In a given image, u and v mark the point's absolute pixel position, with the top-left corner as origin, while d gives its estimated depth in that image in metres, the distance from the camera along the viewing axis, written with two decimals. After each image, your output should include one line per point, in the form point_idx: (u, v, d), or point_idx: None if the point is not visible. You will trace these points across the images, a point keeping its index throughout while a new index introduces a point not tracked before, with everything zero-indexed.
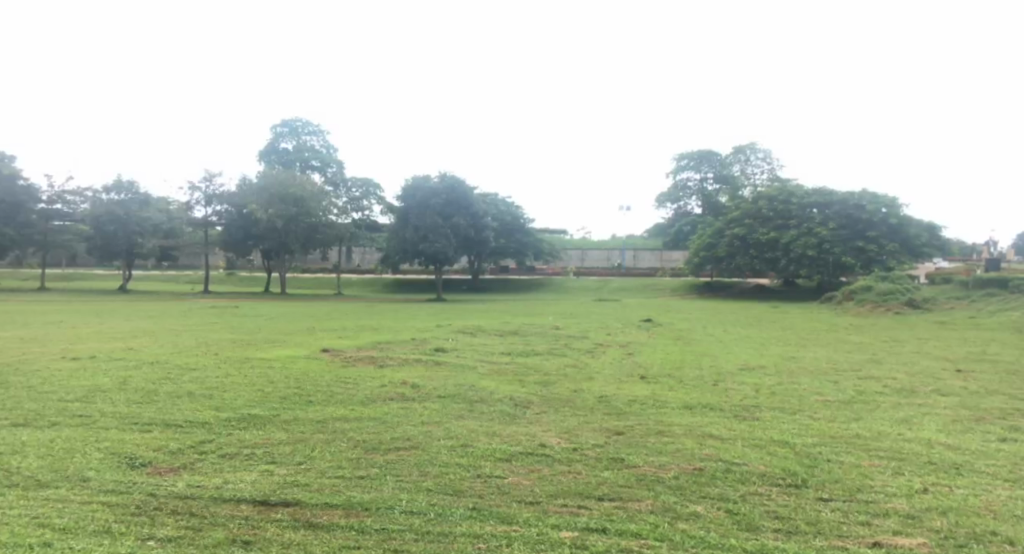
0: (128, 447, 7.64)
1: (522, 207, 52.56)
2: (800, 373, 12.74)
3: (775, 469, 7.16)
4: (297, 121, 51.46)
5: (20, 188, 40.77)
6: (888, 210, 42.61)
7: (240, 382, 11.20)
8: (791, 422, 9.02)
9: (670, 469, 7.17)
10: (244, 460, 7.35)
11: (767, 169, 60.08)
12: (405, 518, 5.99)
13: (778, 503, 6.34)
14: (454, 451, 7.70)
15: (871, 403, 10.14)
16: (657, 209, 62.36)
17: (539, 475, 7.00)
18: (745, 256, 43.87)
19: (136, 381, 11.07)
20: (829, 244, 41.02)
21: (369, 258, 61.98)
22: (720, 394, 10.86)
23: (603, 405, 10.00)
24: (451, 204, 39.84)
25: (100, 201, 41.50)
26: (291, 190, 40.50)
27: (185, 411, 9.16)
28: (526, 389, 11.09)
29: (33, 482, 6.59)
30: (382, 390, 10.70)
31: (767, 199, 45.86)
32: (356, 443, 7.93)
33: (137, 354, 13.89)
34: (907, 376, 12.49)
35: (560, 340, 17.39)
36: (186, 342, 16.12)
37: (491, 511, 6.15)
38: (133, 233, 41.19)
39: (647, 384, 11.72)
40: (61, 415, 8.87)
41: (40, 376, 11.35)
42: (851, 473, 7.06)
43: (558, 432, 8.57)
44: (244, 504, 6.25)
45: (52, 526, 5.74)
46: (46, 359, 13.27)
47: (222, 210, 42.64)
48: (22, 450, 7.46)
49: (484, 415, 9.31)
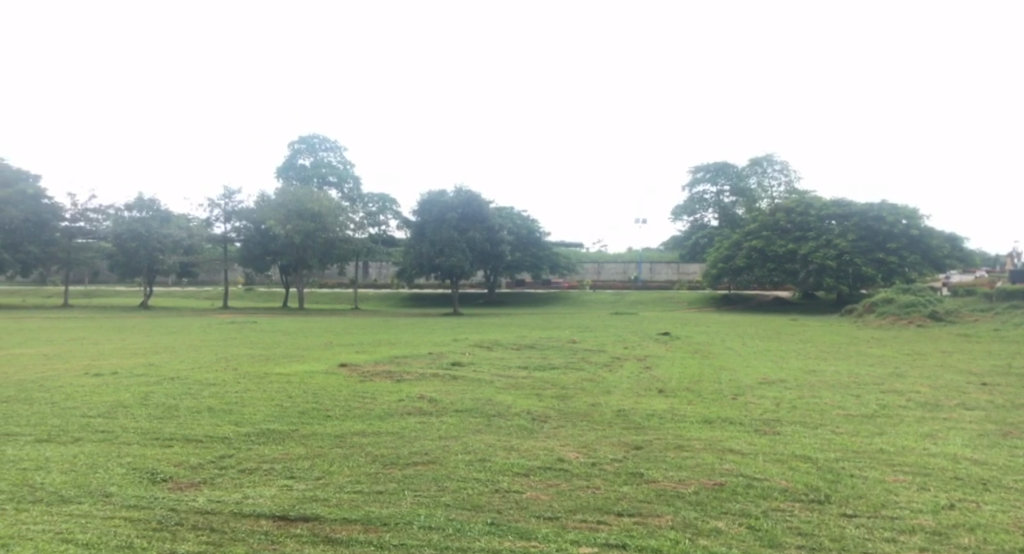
0: (150, 462, 7.70)
1: (536, 222, 52.64)
2: (821, 386, 12.61)
3: (798, 484, 7.08)
4: (316, 138, 51.97)
5: (46, 206, 41.52)
6: (908, 221, 42.24)
7: (259, 397, 11.21)
8: (813, 436, 8.94)
9: (690, 484, 7.12)
10: (264, 475, 7.37)
11: (784, 181, 59.46)
12: (424, 534, 5.97)
13: (801, 519, 6.28)
14: (472, 465, 7.68)
15: (895, 418, 10.02)
16: (673, 222, 62.23)
17: (557, 490, 6.96)
18: (763, 268, 43.41)
19: (156, 396, 11.13)
20: (849, 255, 40.86)
21: (386, 271, 62.61)
22: (738, 408, 10.76)
23: (621, 419, 9.94)
24: (467, 218, 40.00)
25: (123, 218, 42.00)
26: (309, 205, 40.85)
27: (205, 426, 9.21)
28: (542, 403, 11.12)
29: (56, 498, 6.63)
30: (400, 405, 10.72)
31: (785, 211, 45.55)
32: (374, 458, 7.93)
33: (157, 370, 13.94)
34: (931, 390, 12.31)
35: (579, 354, 17.37)
36: (205, 357, 16.25)
37: (510, 527, 6.12)
38: (154, 249, 41.60)
39: (665, 398, 11.64)
40: (83, 431, 8.94)
41: (65, 393, 11.46)
42: (875, 488, 6.96)
43: (577, 445, 8.57)
44: (264, 519, 6.28)
45: (75, 541, 5.78)
46: (68, 375, 13.36)
47: (240, 226, 43.23)
48: (45, 466, 7.51)
49: (502, 430, 9.30)
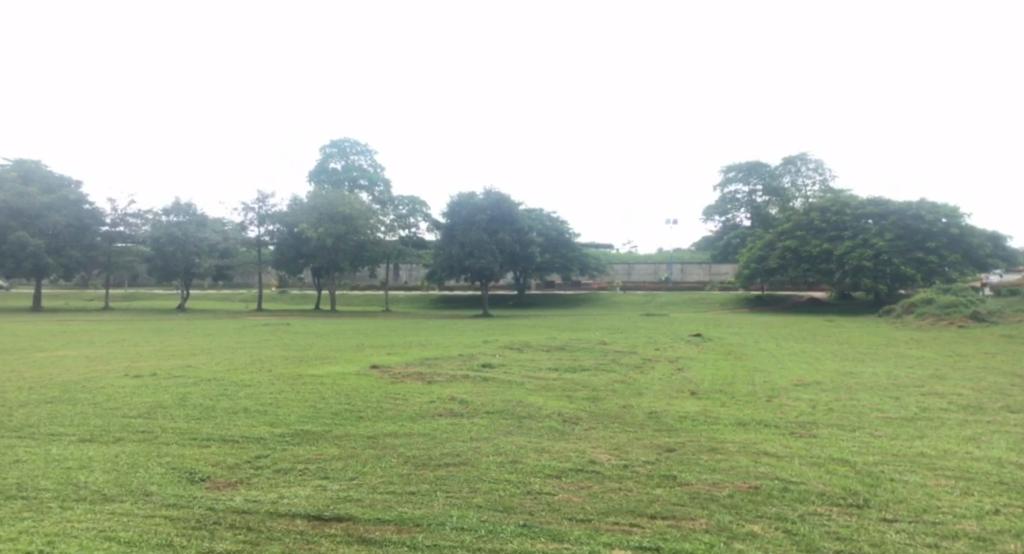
0: (188, 462, 7.83)
1: (565, 223, 52.59)
2: (858, 389, 12.40)
3: (836, 488, 6.97)
4: (346, 142, 52.35)
5: (87, 212, 42.45)
6: (948, 220, 41.42)
7: (293, 398, 11.33)
8: (852, 439, 8.80)
9: (725, 487, 7.05)
10: (299, 476, 7.44)
11: (818, 179, 58.66)
12: (457, 535, 5.99)
13: (839, 523, 6.18)
14: (503, 467, 7.68)
15: (936, 421, 9.81)
16: (705, 222, 61.72)
17: (589, 493, 6.93)
18: (797, 269, 42.85)
19: (194, 397, 11.29)
20: (886, 255, 40.13)
21: (416, 274, 62.97)
22: (773, 410, 10.62)
23: (653, 422, 9.88)
24: (496, 220, 40.04)
25: (161, 222, 42.81)
26: (340, 208, 41.22)
27: (241, 427, 9.33)
28: (573, 404, 11.08)
29: (99, 496, 6.77)
30: (432, 406, 10.76)
31: (820, 210, 44.98)
32: (406, 459, 7.97)
33: (194, 372, 14.16)
34: (973, 392, 12.05)
35: (609, 356, 17.27)
36: (241, 359, 16.48)
37: (542, 528, 6.12)
38: (191, 253, 42.27)
39: (698, 400, 11.53)
40: (124, 431, 9.11)
41: (106, 393, 11.71)
42: (917, 493, 6.82)
43: (608, 447, 8.52)
44: (299, 519, 6.34)
45: (117, 539, 5.89)
46: (110, 376, 13.63)
47: (273, 230, 43.72)
48: (88, 465, 7.67)
49: (533, 431, 9.29)
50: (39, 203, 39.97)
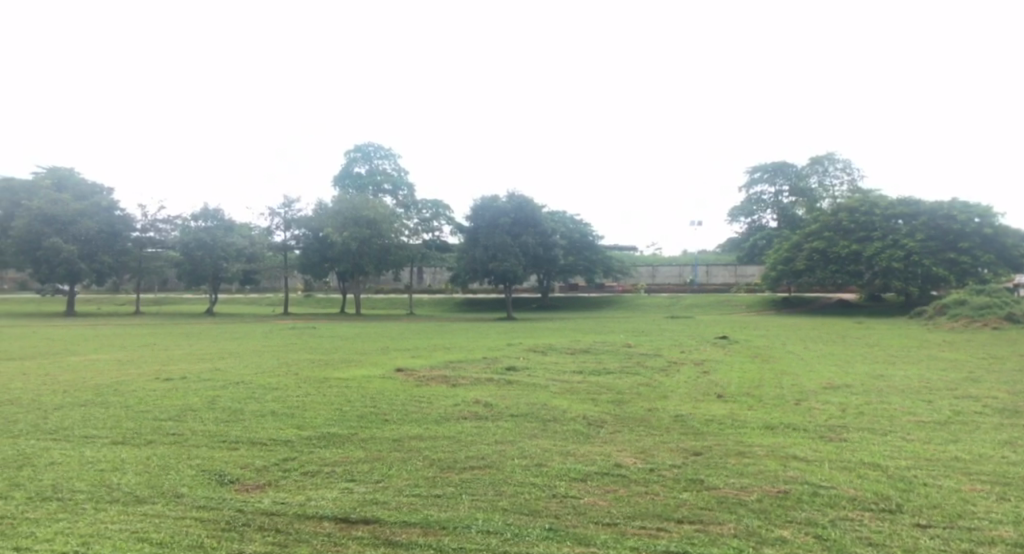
0: (218, 464, 7.91)
1: (589, 226, 52.51)
2: (889, 392, 12.22)
3: (867, 493, 6.87)
4: (370, 146, 52.70)
5: (118, 218, 43.12)
6: (981, 219, 40.74)
7: (319, 401, 11.43)
8: (883, 443, 8.66)
9: (753, 491, 6.97)
10: (326, 478, 7.50)
11: (846, 179, 58.01)
12: (483, 538, 5.98)
13: (872, 529, 6.09)
14: (528, 470, 7.67)
15: (970, 425, 9.63)
16: (730, 223, 61.26)
17: (615, 496, 6.90)
18: (825, 270, 42.39)
19: (223, 400, 11.42)
20: (917, 256, 39.54)
21: (440, 277, 63.22)
22: (802, 414, 10.50)
23: (679, 425, 9.81)
24: (520, 223, 40.06)
25: (189, 228, 43.41)
26: (365, 212, 41.51)
27: (269, 430, 9.42)
28: (598, 408, 11.04)
29: (132, 498, 6.86)
30: (456, 409, 10.78)
31: (848, 211, 44.44)
32: (432, 462, 7.98)
33: (223, 375, 14.34)
34: (1008, 396, 11.82)
35: (634, 358, 17.21)
36: (269, 362, 16.64)
37: (569, 532, 6.09)
38: (218, 258, 42.76)
39: (724, 403, 11.44)
40: (155, 434, 9.24)
41: (138, 396, 11.88)
42: (951, 498, 6.70)
43: (634, 451, 8.47)
44: (327, 521, 6.38)
45: (150, 540, 5.96)
46: (141, 380, 13.84)
47: (299, 234, 44.08)
48: (121, 467, 7.79)
49: (558, 434, 9.26)
50: (72, 209, 40.88)
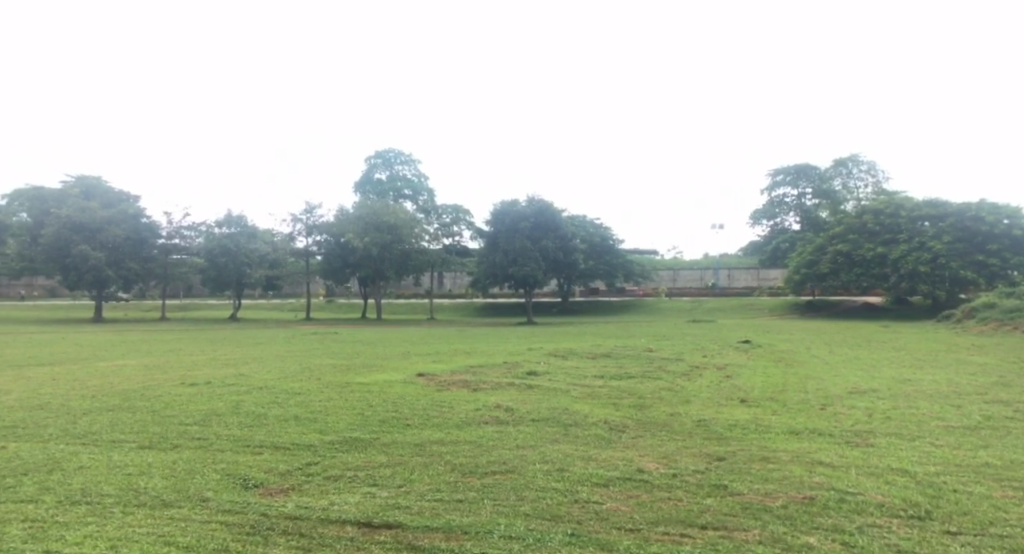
0: (242, 468, 7.97)
1: (609, 230, 52.39)
2: (916, 396, 12.04)
3: (895, 499, 6.76)
4: (391, 152, 52.97)
5: (145, 225, 43.64)
6: (1009, 221, 40.16)
7: (341, 406, 11.46)
8: (911, 449, 8.53)
9: (778, 497, 6.90)
10: (349, 483, 7.52)
11: (870, 182, 57.43)
12: (506, 543, 5.96)
13: (900, 536, 6.00)
14: (550, 475, 7.64)
15: (1001, 430, 9.46)
16: (752, 226, 60.82)
17: (638, 502, 6.86)
18: (849, 273, 41.95)
19: (247, 405, 11.50)
20: (944, 258, 39.01)
21: (460, 282, 63.33)
22: (827, 419, 10.36)
23: (702, 430, 9.73)
24: (540, 227, 40.05)
25: (213, 234, 43.86)
26: (386, 218, 41.73)
27: (292, 434, 9.47)
28: (619, 412, 10.98)
29: (158, 502, 6.92)
30: (477, 414, 10.76)
31: (873, 213, 43.94)
32: (453, 467, 7.98)
33: (247, 380, 14.44)
34: None
35: (656, 363, 17.10)
36: (292, 367, 16.75)
37: (591, 538, 6.06)
38: (242, 264, 43.13)
39: (747, 408, 11.33)
40: (181, 438, 9.32)
41: (163, 401, 12.00)
42: (982, 505, 6.58)
43: (656, 456, 8.42)
44: (350, 525, 6.39)
45: (176, 544, 6.00)
46: (166, 385, 13.97)
47: (321, 239, 44.37)
48: (148, 471, 7.87)
49: (580, 440, 9.22)
50: (100, 217, 41.54)
